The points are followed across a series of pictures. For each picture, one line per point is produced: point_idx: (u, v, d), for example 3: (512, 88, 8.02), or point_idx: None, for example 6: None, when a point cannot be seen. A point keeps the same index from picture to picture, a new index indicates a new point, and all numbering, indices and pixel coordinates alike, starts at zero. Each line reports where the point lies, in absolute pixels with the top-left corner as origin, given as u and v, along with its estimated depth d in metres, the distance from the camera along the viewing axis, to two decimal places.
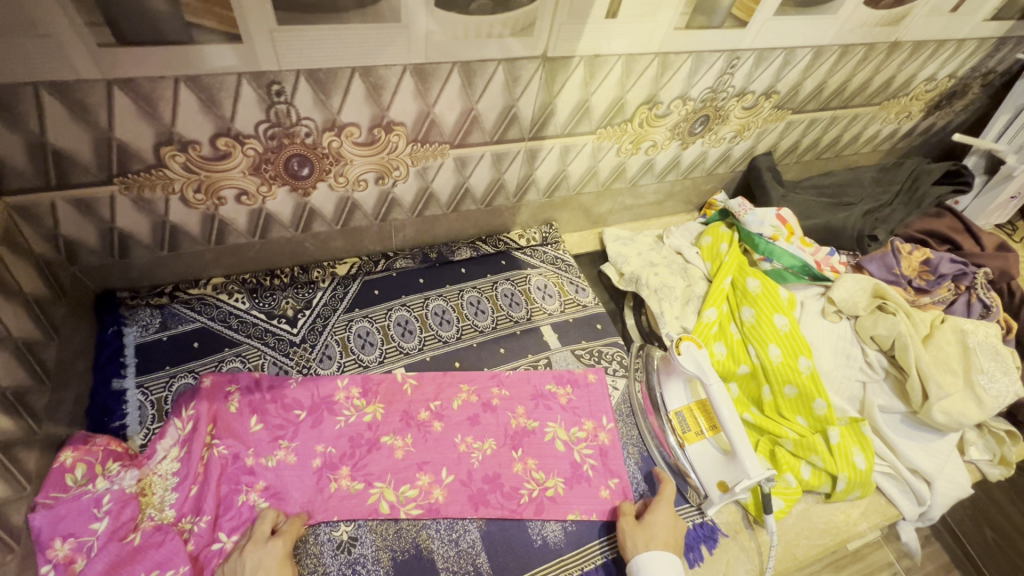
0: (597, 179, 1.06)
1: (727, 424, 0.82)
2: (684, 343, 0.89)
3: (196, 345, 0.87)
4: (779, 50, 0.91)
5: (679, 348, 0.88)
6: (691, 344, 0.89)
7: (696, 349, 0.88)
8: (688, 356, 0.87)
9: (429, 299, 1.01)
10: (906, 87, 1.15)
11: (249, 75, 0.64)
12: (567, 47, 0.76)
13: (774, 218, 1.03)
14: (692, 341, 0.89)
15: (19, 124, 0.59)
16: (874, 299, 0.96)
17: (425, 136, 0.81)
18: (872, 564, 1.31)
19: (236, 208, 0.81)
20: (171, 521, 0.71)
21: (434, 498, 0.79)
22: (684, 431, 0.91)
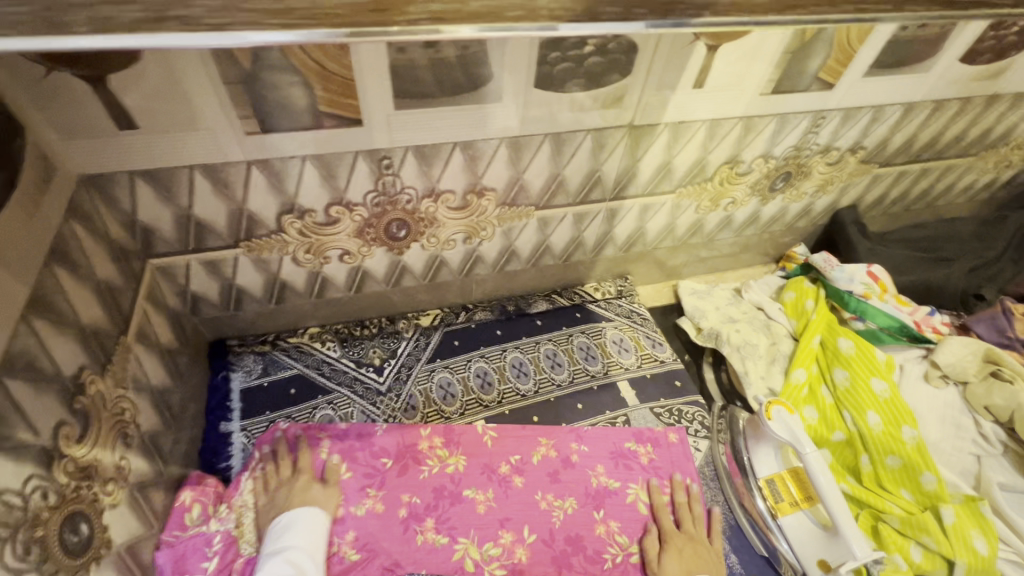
0: (673, 235, 1.07)
1: (829, 500, 0.77)
2: (774, 407, 0.86)
3: (293, 392, 0.93)
4: (866, 109, 0.90)
5: (768, 413, 0.85)
6: (782, 408, 0.85)
7: (788, 414, 0.84)
8: (779, 422, 0.84)
9: (507, 351, 1.03)
10: (1006, 137, 1.10)
11: (365, 153, 0.71)
12: (653, 116, 0.79)
13: (865, 275, 1.00)
14: (781, 404, 0.86)
15: (172, 199, 0.68)
16: (986, 365, 0.90)
17: (513, 199, 0.85)
18: None
19: (338, 266, 0.87)
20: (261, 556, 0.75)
21: (517, 559, 0.80)
22: (778, 500, 0.87)
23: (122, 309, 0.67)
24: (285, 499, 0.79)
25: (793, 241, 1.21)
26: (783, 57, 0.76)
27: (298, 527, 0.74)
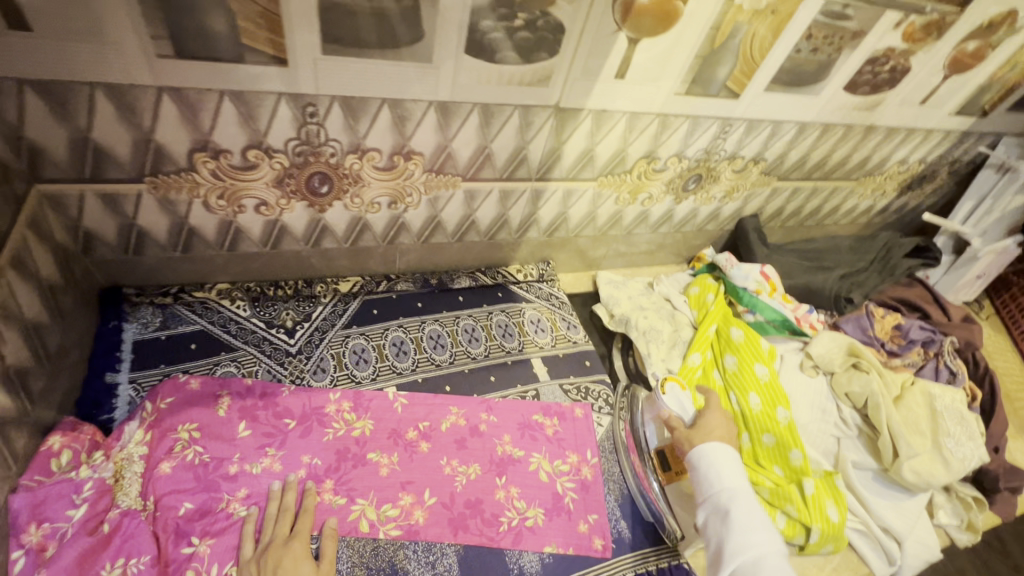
0: (595, 224, 1.13)
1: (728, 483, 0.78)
2: (668, 383, 0.90)
3: (193, 347, 0.88)
4: (766, 122, 1.01)
5: (663, 388, 0.89)
6: (675, 384, 0.90)
7: (680, 390, 0.88)
8: (672, 396, 0.87)
9: (426, 323, 1.03)
10: (881, 167, 1.26)
11: (288, 96, 0.70)
12: (578, 100, 0.84)
13: (758, 274, 1.10)
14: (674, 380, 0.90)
15: (68, 119, 0.64)
16: (849, 358, 1.02)
17: (440, 167, 0.87)
18: None
19: (253, 217, 0.84)
20: (140, 507, 0.71)
21: (414, 520, 0.80)
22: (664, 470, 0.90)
23: None
24: (166, 452, 0.76)
25: (702, 244, 1.31)
26: (695, 61, 0.84)
27: (721, 467, 0.75)
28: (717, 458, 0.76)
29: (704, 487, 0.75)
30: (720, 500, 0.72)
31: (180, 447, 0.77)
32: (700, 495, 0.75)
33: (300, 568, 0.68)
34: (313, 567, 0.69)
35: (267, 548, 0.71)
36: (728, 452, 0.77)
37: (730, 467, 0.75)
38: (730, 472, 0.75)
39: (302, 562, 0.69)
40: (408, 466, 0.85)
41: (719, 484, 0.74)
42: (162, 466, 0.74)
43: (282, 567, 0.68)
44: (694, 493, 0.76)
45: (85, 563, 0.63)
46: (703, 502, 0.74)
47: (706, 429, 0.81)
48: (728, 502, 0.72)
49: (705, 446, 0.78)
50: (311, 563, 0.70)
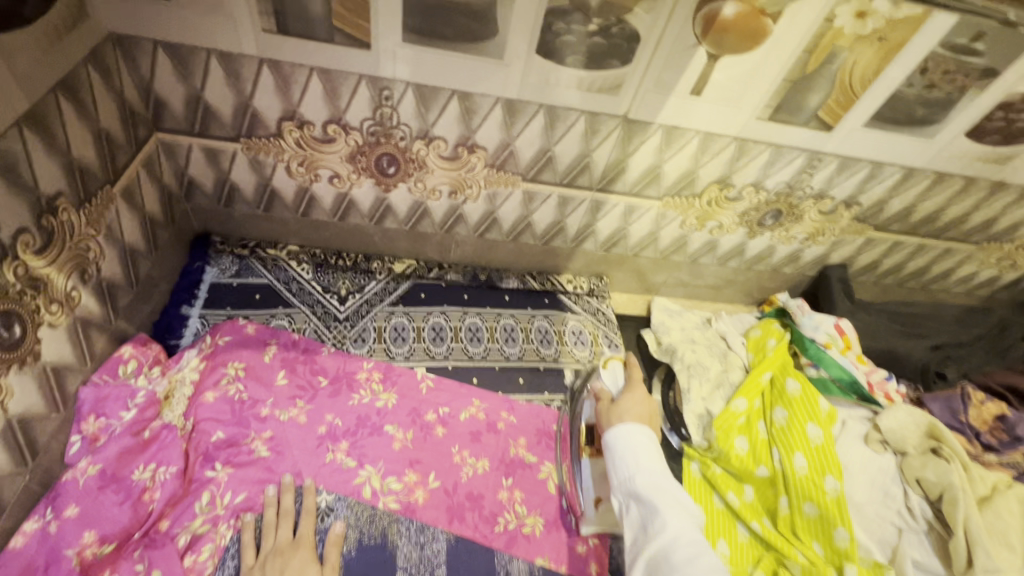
0: (656, 246, 1.09)
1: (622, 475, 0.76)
2: (612, 360, 0.94)
3: (257, 297, 0.97)
4: (865, 162, 0.91)
5: (605, 364, 0.93)
6: (619, 363, 0.93)
7: (621, 369, 0.92)
8: (610, 372, 0.91)
9: (467, 315, 1.05)
10: (1011, 233, 1.09)
11: (368, 78, 0.75)
12: (648, 113, 0.82)
13: (831, 327, 1.01)
14: (620, 360, 0.93)
15: (187, 79, 0.74)
16: (927, 440, 0.88)
17: (502, 163, 0.89)
18: None
19: (327, 187, 0.92)
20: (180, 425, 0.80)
21: (414, 498, 0.81)
22: (588, 442, 0.88)
23: (115, 162, 0.73)
24: (212, 383, 0.84)
25: (777, 288, 1.21)
26: (783, 84, 0.78)
27: (634, 448, 0.76)
28: (629, 439, 0.76)
29: (618, 471, 0.76)
30: (633, 483, 0.73)
31: (225, 381, 0.85)
32: (615, 479, 0.75)
33: (307, 570, 0.70)
34: (318, 572, 0.71)
35: (271, 550, 0.71)
36: (640, 431, 0.77)
37: (640, 447, 0.76)
38: (639, 452, 0.75)
39: (309, 566, 0.70)
40: (420, 448, 0.87)
41: (630, 467, 0.74)
42: (207, 394, 0.82)
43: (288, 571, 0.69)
44: (610, 476, 0.77)
45: (125, 460, 0.71)
46: (618, 486, 0.75)
47: (624, 408, 0.82)
48: (639, 482, 0.72)
49: (619, 425, 0.78)
50: (316, 568, 0.71)
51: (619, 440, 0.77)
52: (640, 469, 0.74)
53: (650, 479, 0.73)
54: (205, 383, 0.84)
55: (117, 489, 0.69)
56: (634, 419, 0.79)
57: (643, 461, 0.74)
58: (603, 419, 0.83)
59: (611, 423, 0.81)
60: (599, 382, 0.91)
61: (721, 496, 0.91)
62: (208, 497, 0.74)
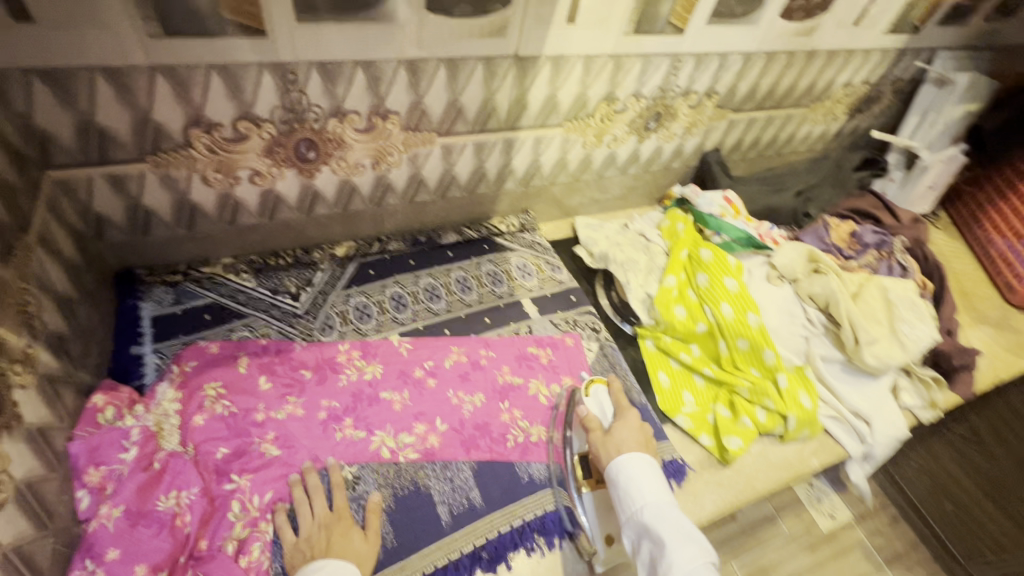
0: (567, 170, 1.20)
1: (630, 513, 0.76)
2: (593, 385, 0.98)
3: (208, 317, 0.95)
4: (713, 55, 1.09)
5: (588, 390, 0.97)
6: (601, 387, 0.98)
7: (604, 394, 0.97)
8: (594, 398, 0.96)
9: (420, 278, 1.11)
10: (828, 91, 1.34)
11: (269, 66, 0.76)
12: (535, 48, 0.91)
13: (721, 200, 1.20)
14: (602, 384, 0.99)
15: (72, 105, 0.70)
16: (809, 264, 1.11)
17: (416, 124, 0.94)
18: (844, 543, 1.57)
19: (249, 188, 0.91)
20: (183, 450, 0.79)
21: (430, 443, 0.89)
22: (587, 476, 0.90)
23: (21, 210, 0.68)
24: (197, 407, 0.84)
25: (670, 183, 1.40)
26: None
27: (639, 480, 0.77)
28: (637, 471, 0.78)
29: (626, 505, 0.76)
30: (641, 515, 0.74)
31: (210, 402, 0.85)
32: (624, 514, 0.76)
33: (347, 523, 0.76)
34: (362, 536, 0.76)
35: (316, 521, 0.75)
36: (645, 463, 0.79)
37: (649, 482, 0.77)
38: (648, 486, 0.76)
39: (353, 530, 0.75)
40: (420, 400, 0.94)
41: (638, 499, 0.75)
42: (195, 419, 0.82)
43: (334, 542, 0.73)
44: (618, 511, 0.78)
45: (143, 495, 0.72)
46: (627, 521, 0.76)
47: (620, 441, 0.84)
48: (647, 515, 0.73)
49: (622, 458, 0.80)
50: (360, 532, 0.76)
51: (624, 472, 0.78)
52: (645, 500, 0.75)
53: (655, 510, 0.73)
54: (189, 410, 0.83)
55: (149, 522, 0.71)
56: (634, 448, 0.83)
57: (648, 493, 0.75)
58: (602, 451, 0.85)
59: (612, 455, 0.83)
60: (586, 409, 0.95)
61: (675, 358, 1.08)
62: (239, 505, 0.76)
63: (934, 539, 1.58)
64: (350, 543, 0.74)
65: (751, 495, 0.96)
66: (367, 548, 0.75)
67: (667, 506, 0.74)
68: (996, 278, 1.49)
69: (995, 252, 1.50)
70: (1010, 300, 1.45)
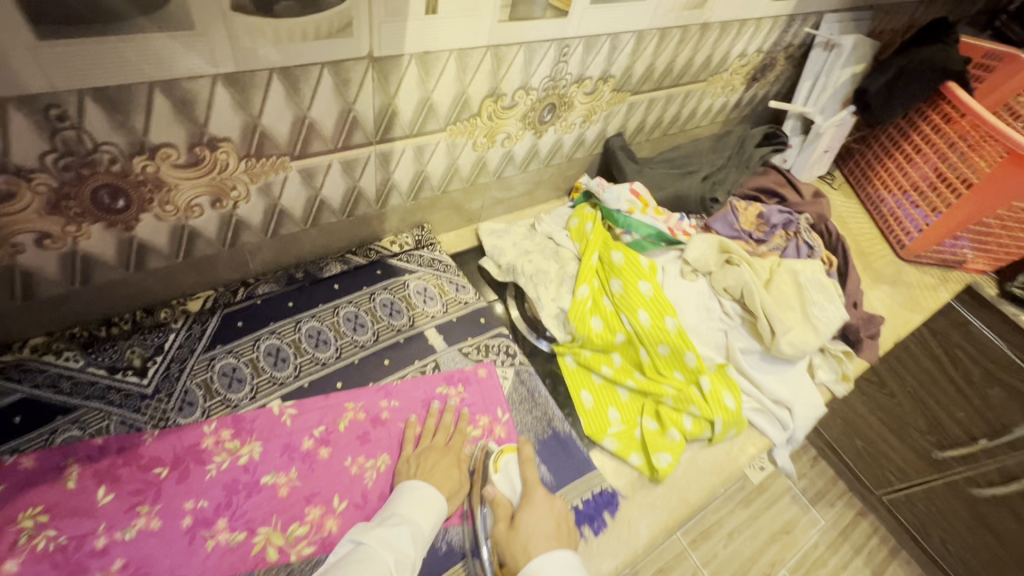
0: (460, 176, 1.07)
1: None
2: (504, 456, 0.87)
3: (18, 420, 0.75)
4: (604, 37, 0.98)
5: (496, 464, 0.85)
6: (512, 457, 0.87)
7: (515, 465, 0.86)
8: (503, 474, 0.85)
9: (301, 322, 0.95)
10: (724, 63, 1.29)
11: (15, 101, 0.55)
12: (392, 46, 0.75)
13: (629, 194, 1.11)
14: (512, 453, 0.87)
15: None
16: (721, 255, 1.07)
17: (258, 150, 0.76)
18: (775, 492, 1.65)
19: (40, 254, 0.70)
20: None
21: (327, 531, 0.76)
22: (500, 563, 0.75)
23: None
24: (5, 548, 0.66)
25: (576, 173, 1.30)
26: None
27: None
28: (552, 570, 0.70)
29: None
30: None
31: (24, 540, 0.67)
32: None
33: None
34: (457, 472, 0.83)
35: (426, 449, 0.85)
36: (564, 560, 0.72)
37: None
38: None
39: (450, 468, 0.83)
40: (313, 476, 0.80)
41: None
42: (5, 566, 0.65)
43: (435, 468, 0.82)
44: None
45: None
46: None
47: (529, 534, 0.75)
48: None
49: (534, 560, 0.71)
50: (457, 472, 0.83)
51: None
52: None
53: None
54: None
55: None
56: (543, 544, 0.74)
57: None
58: (507, 551, 0.75)
59: (519, 554, 0.74)
60: (495, 490, 0.83)
61: (597, 372, 1.02)
62: None
63: (852, 475, 1.67)
64: (448, 476, 0.81)
65: (685, 511, 0.91)
66: (457, 486, 0.82)
67: None
68: (888, 235, 1.54)
69: (886, 209, 1.55)
70: (900, 254, 1.51)
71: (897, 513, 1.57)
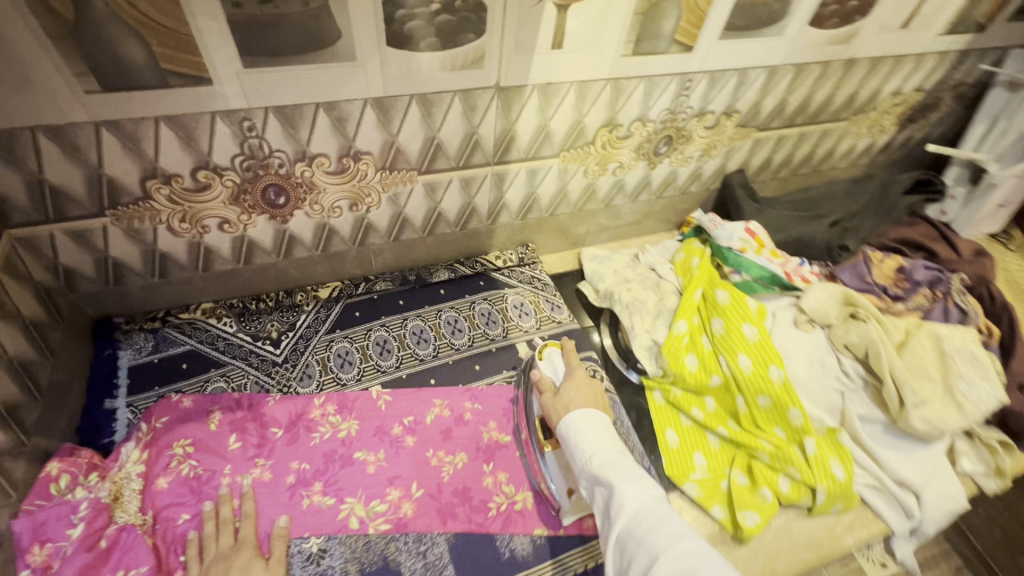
0: (568, 200, 1.11)
1: (579, 467, 0.71)
2: (548, 349, 0.95)
3: (184, 367, 0.93)
4: (731, 71, 0.96)
5: (541, 354, 0.95)
6: (556, 350, 0.95)
7: (558, 356, 0.94)
8: (548, 360, 0.93)
9: (408, 320, 1.05)
10: (872, 102, 1.18)
11: (221, 114, 0.70)
12: (518, 77, 0.82)
13: (743, 232, 1.06)
14: (556, 347, 0.96)
15: (19, 165, 0.67)
16: (846, 307, 0.96)
17: (392, 163, 0.87)
18: None
19: (219, 236, 0.87)
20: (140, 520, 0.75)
21: (403, 513, 0.82)
22: (547, 436, 0.89)
23: None
24: (162, 467, 0.80)
25: (689, 208, 1.27)
26: (635, 19, 0.80)
27: (586, 432, 0.73)
28: (582, 423, 0.74)
29: (577, 458, 0.72)
30: (590, 467, 0.69)
31: (174, 465, 0.81)
32: (577, 467, 0.72)
33: (251, 564, 0.73)
34: (264, 566, 0.73)
35: (212, 560, 0.73)
36: (594, 414, 0.75)
37: (594, 429, 0.73)
38: (594, 435, 0.72)
39: (253, 560, 0.73)
40: (397, 460, 0.88)
41: (586, 449, 0.71)
42: (159, 481, 0.79)
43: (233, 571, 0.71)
44: (573, 467, 0.74)
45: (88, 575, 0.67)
46: (580, 475, 0.71)
47: (569, 400, 0.79)
48: (594, 463, 0.69)
49: (570, 414, 0.76)
50: (263, 565, 0.73)
51: (570, 426, 0.74)
52: (592, 453, 0.70)
53: (602, 458, 0.69)
54: (155, 473, 0.79)
55: None
56: (582, 406, 0.77)
57: (593, 445, 0.71)
58: (552, 413, 0.81)
59: (561, 415, 0.78)
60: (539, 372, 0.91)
61: (686, 413, 0.97)
62: None
63: None
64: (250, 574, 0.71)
65: None
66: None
67: (616, 453, 0.70)
68: None
69: None
70: None
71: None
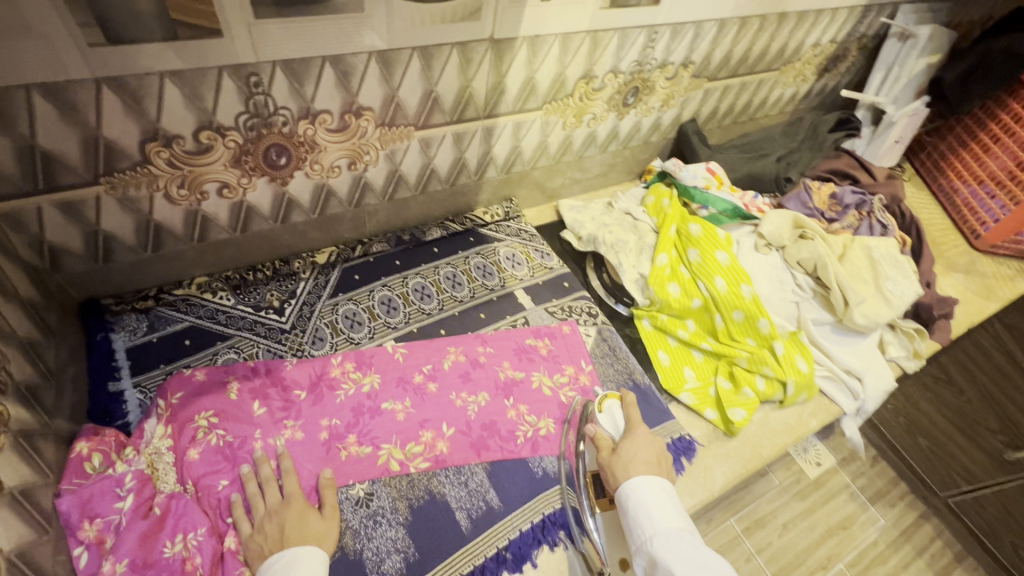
0: (548, 153, 1.17)
1: (637, 545, 0.69)
2: (607, 400, 0.93)
3: (187, 342, 0.90)
4: (689, 24, 1.06)
5: (601, 405, 0.92)
6: (615, 402, 0.92)
7: (618, 408, 0.91)
8: (607, 413, 0.91)
9: (408, 278, 1.07)
10: (798, 52, 1.34)
11: (228, 68, 0.69)
12: (510, 29, 0.86)
13: (705, 171, 1.18)
14: (616, 398, 0.93)
15: (9, 128, 0.62)
16: (795, 230, 1.12)
17: (391, 119, 0.88)
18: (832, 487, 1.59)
19: (218, 202, 0.85)
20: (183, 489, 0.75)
21: (439, 450, 0.87)
22: (599, 495, 0.86)
23: None
24: (190, 439, 0.79)
25: (649, 158, 1.38)
26: None
27: (649, 508, 0.71)
28: (647, 497, 0.72)
29: (636, 534, 0.70)
30: (650, 546, 0.67)
31: (200, 437, 0.79)
32: (634, 543, 0.70)
33: (307, 514, 0.74)
34: (319, 515, 0.75)
35: (265, 515, 0.73)
36: (658, 486, 0.74)
37: (660, 507, 0.71)
38: (658, 512, 0.70)
39: (307, 511, 0.74)
40: (423, 404, 0.92)
41: (648, 527, 0.69)
42: (190, 453, 0.77)
43: (289, 523, 0.72)
44: (629, 542, 0.72)
45: (146, 544, 0.67)
46: (637, 552, 0.69)
47: (630, 461, 0.79)
48: (655, 544, 0.67)
49: (632, 481, 0.75)
50: (317, 514, 0.75)
51: (632, 497, 0.73)
52: (653, 533, 0.68)
53: (663, 540, 0.67)
54: (182, 447, 0.78)
55: (157, 571, 0.66)
56: (642, 471, 0.77)
57: (655, 522, 0.69)
58: (609, 473, 0.80)
59: (620, 476, 0.78)
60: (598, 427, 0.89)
61: (672, 335, 1.10)
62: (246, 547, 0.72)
63: (913, 476, 1.61)
64: (307, 523, 0.73)
65: (758, 463, 0.97)
66: (327, 527, 0.74)
67: (679, 537, 0.67)
68: (962, 225, 1.54)
69: (960, 199, 1.55)
70: (974, 245, 1.50)
71: (964, 516, 1.50)
